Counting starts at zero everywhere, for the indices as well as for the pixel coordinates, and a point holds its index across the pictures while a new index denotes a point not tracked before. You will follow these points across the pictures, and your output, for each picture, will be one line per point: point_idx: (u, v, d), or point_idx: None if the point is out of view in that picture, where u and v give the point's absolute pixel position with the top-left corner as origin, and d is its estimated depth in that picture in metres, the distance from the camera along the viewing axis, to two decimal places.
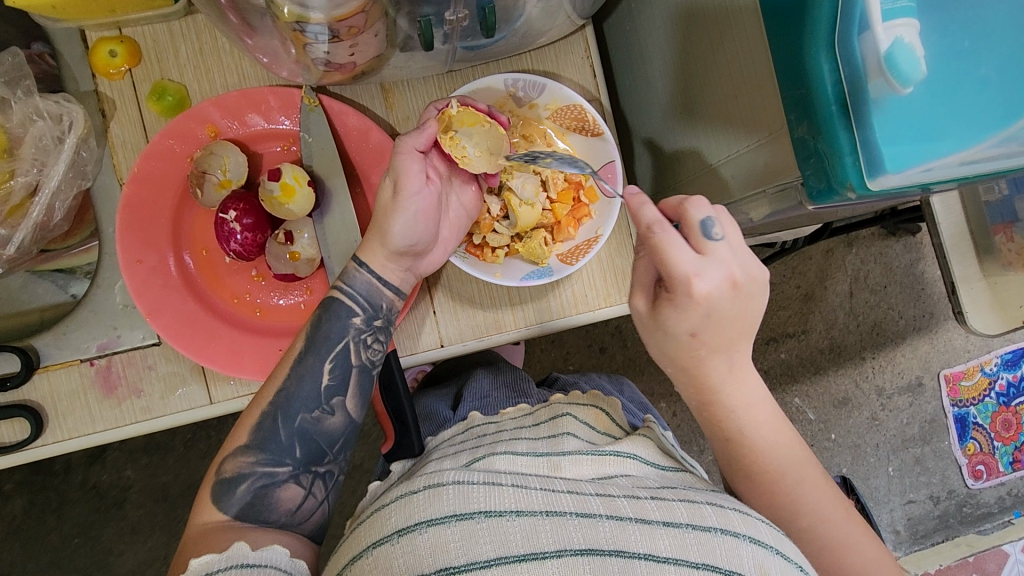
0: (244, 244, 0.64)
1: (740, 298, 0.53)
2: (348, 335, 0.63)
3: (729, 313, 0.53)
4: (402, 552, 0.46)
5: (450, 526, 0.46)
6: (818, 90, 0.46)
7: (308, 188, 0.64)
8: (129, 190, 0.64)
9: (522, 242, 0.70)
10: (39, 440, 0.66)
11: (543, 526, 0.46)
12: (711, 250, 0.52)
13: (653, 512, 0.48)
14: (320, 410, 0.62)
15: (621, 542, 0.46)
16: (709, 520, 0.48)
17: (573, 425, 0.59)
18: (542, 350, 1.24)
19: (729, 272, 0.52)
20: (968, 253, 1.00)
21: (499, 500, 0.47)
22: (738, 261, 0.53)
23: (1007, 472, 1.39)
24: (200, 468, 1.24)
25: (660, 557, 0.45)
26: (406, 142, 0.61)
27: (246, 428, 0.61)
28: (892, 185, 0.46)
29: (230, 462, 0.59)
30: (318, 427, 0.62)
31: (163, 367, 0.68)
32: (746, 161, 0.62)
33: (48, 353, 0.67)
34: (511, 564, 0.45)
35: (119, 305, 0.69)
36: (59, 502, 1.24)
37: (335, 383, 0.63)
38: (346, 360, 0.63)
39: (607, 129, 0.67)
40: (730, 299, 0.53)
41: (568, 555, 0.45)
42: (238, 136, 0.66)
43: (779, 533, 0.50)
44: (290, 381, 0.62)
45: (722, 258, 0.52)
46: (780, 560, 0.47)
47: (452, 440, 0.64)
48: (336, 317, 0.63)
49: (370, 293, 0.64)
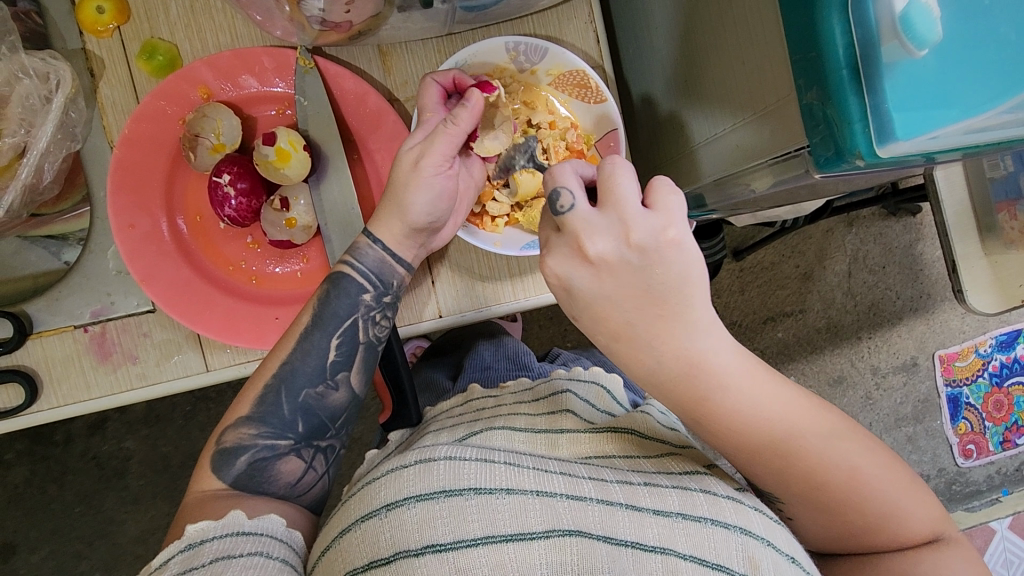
0: (239, 210, 0.63)
1: (617, 271, 0.47)
2: (357, 312, 0.63)
3: (595, 290, 0.48)
4: (389, 527, 0.47)
5: (439, 502, 0.46)
6: (830, 55, 0.44)
7: (303, 152, 0.62)
8: (121, 153, 0.62)
9: (522, 212, 0.67)
10: (35, 405, 0.65)
11: (532, 505, 0.46)
12: (567, 223, 0.48)
13: (644, 498, 0.48)
14: (324, 386, 0.62)
15: (609, 527, 0.46)
16: (700, 508, 0.48)
17: (574, 403, 0.59)
18: (541, 326, 1.25)
19: (580, 246, 0.47)
20: (971, 230, 0.99)
21: (489, 478, 0.47)
22: (608, 231, 0.47)
23: (997, 451, 1.40)
24: (199, 439, 1.25)
25: (647, 546, 0.46)
26: (457, 123, 0.58)
27: (249, 399, 0.61)
28: (902, 152, 0.45)
29: (231, 432, 0.60)
30: (322, 402, 0.62)
31: (159, 334, 0.67)
32: (756, 133, 0.59)
33: (41, 319, 0.66)
34: (497, 544, 0.45)
35: (112, 271, 0.67)
36: (60, 472, 1.25)
37: (340, 359, 0.62)
38: (354, 337, 0.63)
39: (610, 96, 0.64)
40: (590, 274, 0.48)
41: (556, 536, 0.45)
42: (231, 99, 0.64)
43: (772, 522, 0.50)
44: (295, 356, 0.61)
45: (576, 231, 0.47)
46: (771, 551, 0.48)
47: (452, 413, 0.64)
48: (344, 293, 0.62)
49: (380, 269, 0.63)
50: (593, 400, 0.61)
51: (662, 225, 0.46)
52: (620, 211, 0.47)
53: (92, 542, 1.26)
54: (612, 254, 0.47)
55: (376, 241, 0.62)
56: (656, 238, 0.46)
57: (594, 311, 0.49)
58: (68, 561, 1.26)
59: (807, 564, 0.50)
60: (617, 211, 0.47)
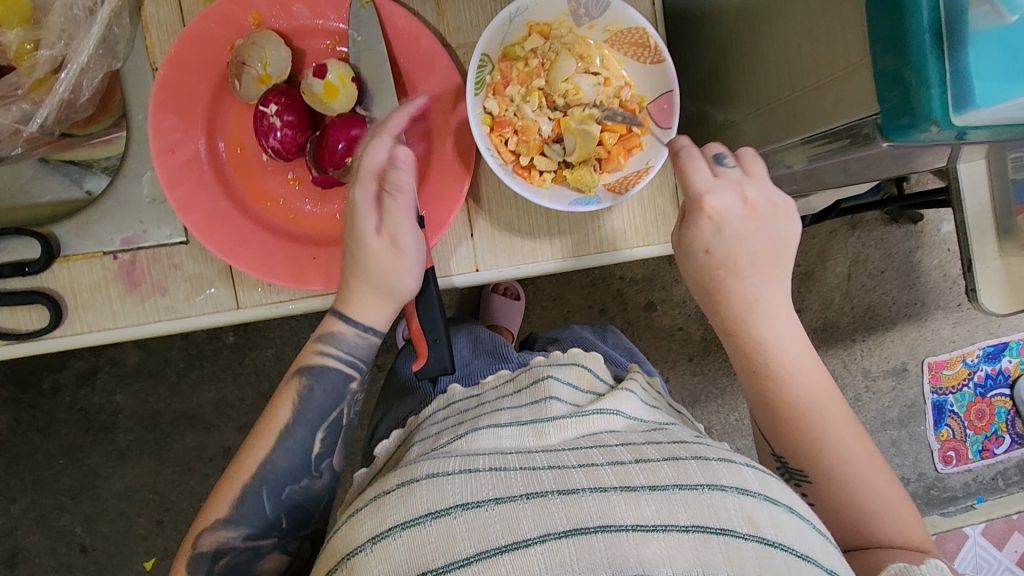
0: (284, 142, 0.62)
1: (763, 218, 0.58)
2: (340, 402, 0.64)
3: (742, 228, 0.57)
4: (378, 561, 0.45)
5: (425, 526, 0.45)
6: (914, 17, 0.44)
7: (352, 88, 0.62)
8: (165, 74, 0.60)
9: (570, 169, 0.66)
10: (59, 330, 0.63)
11: (523, 511, 0.44)
12: (724, 174, 0.57)
13: (638, 476, 0.46)
14: (309, 477, 0.63)
15: (606, 514, 0.43)
16: (695, 476, 0.46)
17: (556, 389, 0.58)
18: (542, 308, 1.25)
19: (741, 192, 0.57)
20: (989, 233, 1.00)
21: (474, 491, 0.46)
22: (762, 188, 0.58)
23: (975, 460, 1.43)
24: (193, 397, 1.23)
25: (648, 526, 0.43)
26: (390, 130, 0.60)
27: (224, 500, 0.60)
28: (975, 121, 0.45)
29: (208, 536, 0.59)
30: (307, 493, 0.63)
31: (191, 267, 0.65)
32: (814, 103, 0.59)
33: (69, 242, 0.63)
34: (493, 558, 0.42)
35: (147, 198, 0.65)
36: (46, 422, 1.22)
37: (324, 449, 0.63)
38: (335, 425, 0.64)
39: (669, 57, 0.63)
40: (743, 215, 0.57)
41: (552, 539, 0.42)
42: (282, 27, 0.62)
43: (767, 476, 0.47)
44: (275, 453, 0.61)
45: (738, 181, 0.57)
46: (768, 505, 0.45)
47: (435, 418, 0.62)
48: (327, 383, 0.63)
49: (358, 350, 0.64)
50: (575, 380, 0.61)
51: (769, 190, 0.58)
52: (733, 176, 0.57)
53: (75, 496, 1.23)
54: (762, 203, 0.58)
55: (357, 326, 0.63)
56: (765, 201, 0.58)
57: (730, 246, 0.58)
58: (48, 513, 1.23)
59: (824, 526, 0.48)
60: (736, 177, 0.57)
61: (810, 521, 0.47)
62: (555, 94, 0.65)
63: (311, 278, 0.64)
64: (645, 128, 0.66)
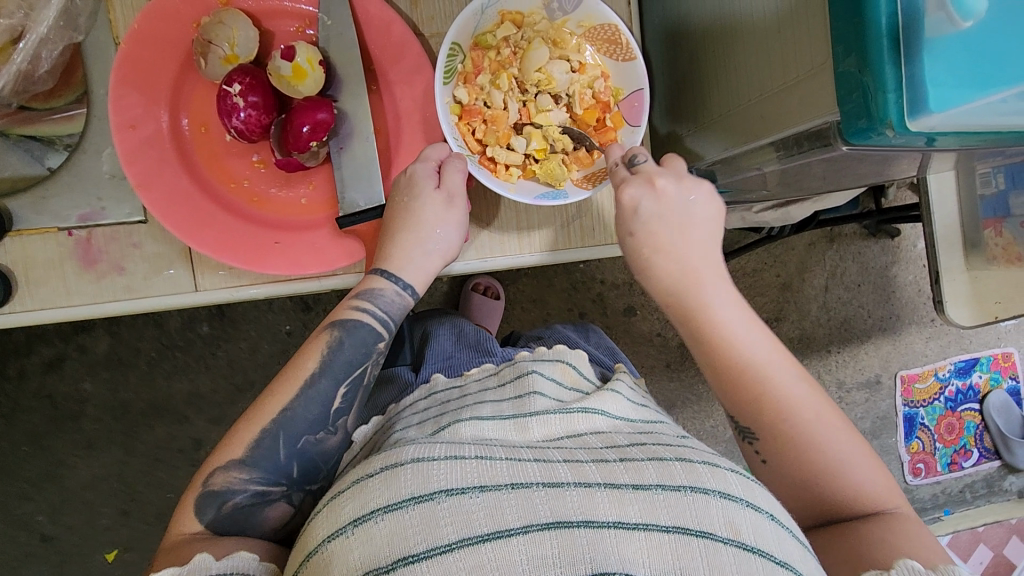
0: (248, 123, 0.61)
1: (670, 201, 0.60)
2: (368, 360, 0.63)
3: (655, 210, 0.59)
4: (357, 545, 0.42)
5: (408, 510, 0.43)
6: (873, 22, 0.44)
7: (320, 71, 0.61)
8: (128, 48, 0.59)
9: (539, 164, 0.66)
10: (9, 305, 0.62)
11: (508, 500, 0.43)
12: (640, 168, 0.60)
13: (622, 475, 0.45)
14: (324, 431, 0.61)
15: (590, 511, 0.42)
16: (679, 478, 0.45)
17: (539, 383, 0.57)
18: (522, 309, 1.25)
19: (652, 180, 0.59)
20: (957, 245, 1.01)
21: (460, 476, 0.44)
22: (671, 177, 0.60)
23: (944, 472, 1.45)
24: (163, 387, 1.21)
25: (629, 524, 0.42)
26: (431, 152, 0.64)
27: (241, 441, 0.58)
28: (932, 126, 0.45)
29: (219, 475, 0.57)
30: (319, 447, 0.60)
31: (150, 247, 0.64)
32: (779, 104, 0.60)
33: (24, 216, 0.63)
34: (474, 545, 0.41)
35: (106, 175, 0.65)
36: (11, 409, 1.18)
37: (343, 404, 0.62)
38: (359, 381, 0.63)
39: (640, 55, 0.64)
40: (655, 200, 0.59)
41: (534, 530, 0.42)
42: (249, 8, 0.62)
43: (749, 481, 0.47)
44: (297, 402, 0.60)
45: (648, 170, 0.60)
46: (751, 512, 0.44)
47: (417, 407, 0.62)
48: (359, 340, 0.62)
49: (394, 310, 0.64)
50: (561, 376, 0.61)
51: (680, 179, 0.60)
52: (647, 167, 0.60)
53: (38, 484, 1.20)
54: (669, 188, 0.60)
55: (400, 282, 0.64)
56: (679, 187, 0.60)
57: (651, 230, 0.60)
58: (10, 501, 1.21)
59: (803, 530, 0.47)
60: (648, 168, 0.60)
61: (789, 527, 0.47)
62: (527, 81, 0.65)
63: (273, 262, 0.63)
64: (616, 123, 0.66)
